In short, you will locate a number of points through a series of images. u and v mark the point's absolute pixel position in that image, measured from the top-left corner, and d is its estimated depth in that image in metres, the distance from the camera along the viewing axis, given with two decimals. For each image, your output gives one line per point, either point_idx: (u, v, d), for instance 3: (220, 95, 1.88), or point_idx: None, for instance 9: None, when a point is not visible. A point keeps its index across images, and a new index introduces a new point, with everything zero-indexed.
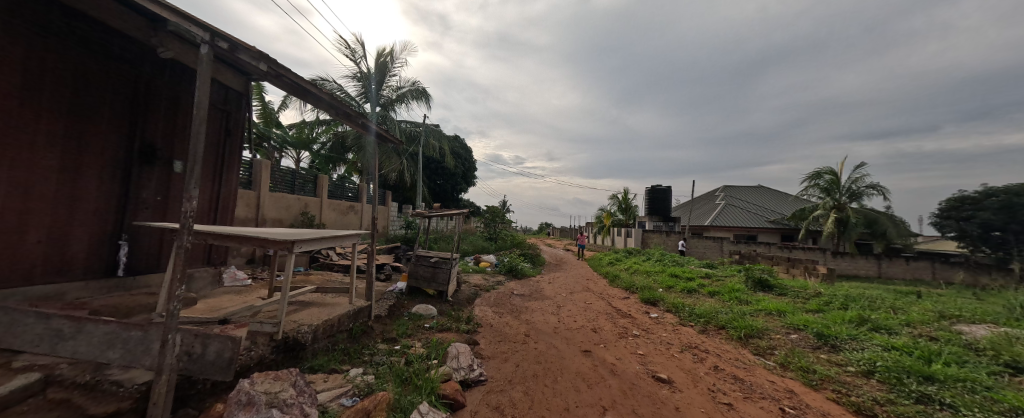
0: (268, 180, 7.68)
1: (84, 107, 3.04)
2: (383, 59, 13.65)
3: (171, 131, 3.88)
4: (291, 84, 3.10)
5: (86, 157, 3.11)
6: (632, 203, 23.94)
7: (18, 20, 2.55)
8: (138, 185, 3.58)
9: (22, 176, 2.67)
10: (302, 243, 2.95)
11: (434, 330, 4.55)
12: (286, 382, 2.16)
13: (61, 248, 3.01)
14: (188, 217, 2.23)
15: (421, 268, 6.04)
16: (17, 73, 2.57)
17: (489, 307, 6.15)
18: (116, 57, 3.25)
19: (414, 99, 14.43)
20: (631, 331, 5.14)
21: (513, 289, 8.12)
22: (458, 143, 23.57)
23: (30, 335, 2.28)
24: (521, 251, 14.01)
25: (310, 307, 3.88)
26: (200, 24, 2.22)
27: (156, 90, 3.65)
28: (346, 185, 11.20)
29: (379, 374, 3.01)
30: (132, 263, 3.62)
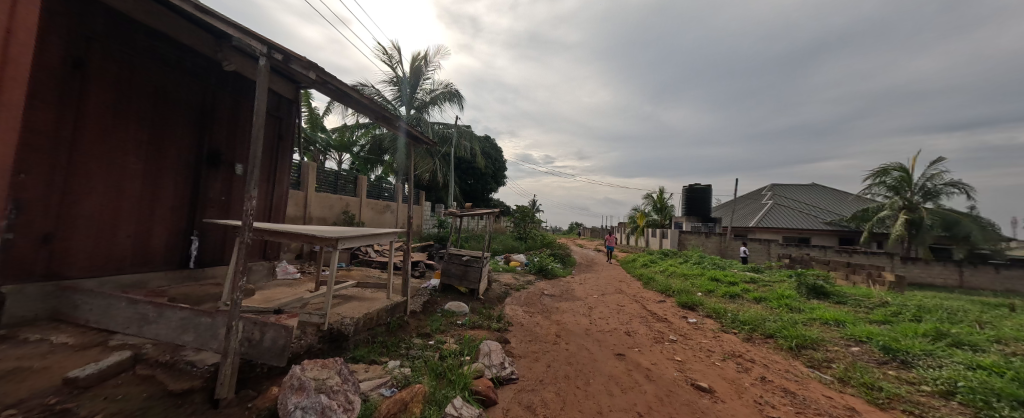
0: (314, 181, 8.24)
1: (163, 117, 3.44)
2: (417, 63, 14.14)
3: (233, 136, 4.28)
4: (336, 90, 3.31)
5: (165, 161, 3.51)
6: (667, 203, 22.99)
7: (111, 43, 2.94)
8: (206, 186, 3.98)
9: (113, 178, 3.07)
10: (345, 240, 3.13)
11: (466, 327, 4.65)
12: (332, 370, 2.31)
13: (145, 242, 3.41)
14: (249, 214, 2.46)
15: (453, 266, 6.19)
16: (110, 89, 2.96)
17: (520, 307, 6.17)
18: (189, 72, 3.64)
19: (446, 101, 14.82)
20: (668, 336, 4.92)
21: (544, 289, 8.09)
22: (488, 144, 23.87)
23: (121, 318, 2.62)
24: (551, 251, 13.92)
25: (352, 301, 4.11)
26: (259, 38, 2.44)
27: (220, 100, 4.04)
28: (383, 185, 11.74)
29: (415, 367, 3.13)
30: (201, 256, 4.02)
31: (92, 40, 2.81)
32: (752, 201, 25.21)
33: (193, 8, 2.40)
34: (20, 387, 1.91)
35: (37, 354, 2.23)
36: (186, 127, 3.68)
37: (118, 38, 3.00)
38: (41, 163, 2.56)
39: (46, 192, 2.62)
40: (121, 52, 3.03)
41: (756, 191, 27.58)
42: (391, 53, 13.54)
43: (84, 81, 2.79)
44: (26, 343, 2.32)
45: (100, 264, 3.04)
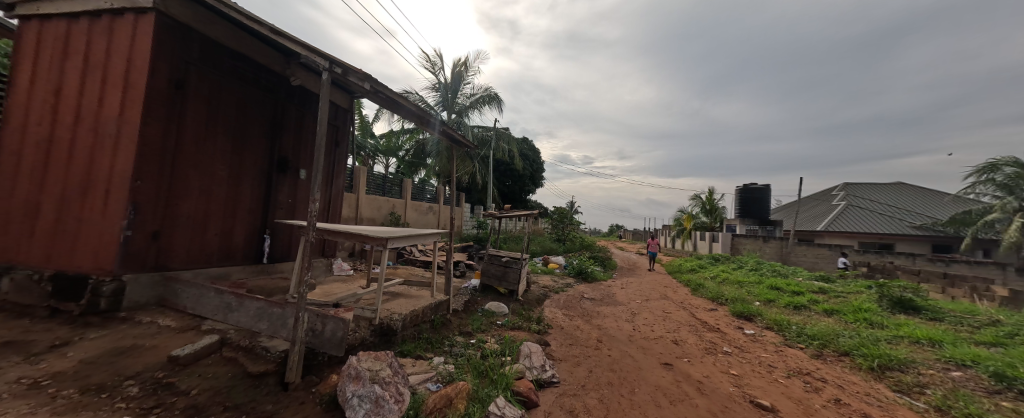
0: (365, 184, 8.82)
1: (243, 129, 3.88)
2: (458, 68, 14.60)
3: (299, 144, 4.71)
4: (387, 98, 3.51)
5: (244, 167, 3.95)
6: (717, 204, 21.53)
7: (203, 66, 3.38)
8: (276, 189, 4.41)
9: (204, 183, 3.52)
10: (394, 240, 3.30)
11: (506, 327, 4.69)
12: (384, 362, 2.46)
13: (228, 239, 3.87)
14: (312, 216, 2.70)
15: (493, 267, 6.29)
16: (202, 106, 3.41)
17: (559, 310, 6.10)
18: (263, 88, 4.08)
19: (486, 104, 15.13)
20: (720, 348, 4.58)
21: (584, 292, 7.93)
22: (526, 145, 24.00)
23: (210, 306, 3.00)
24: (590, 254, 13.63)
25: (399, 298, 4.34)
26: (322, 55, 2.67)
27: (288, 112, 4.47)
28: (425, 187, 12.25)
29: (458, 364, 3.22)
30: (272, 253, 4.47)
31: (189, 64, 3.26)
32: (818, 202, 22.71)
33: (270, 31, 2.69)
34: (138, 362, 2.28)
35: (149, 334, 2.64)
36: (260, 136, 4.12)
37: (209, 62, 3.45)
38: (152, 171, 3.01)
39: (156, 195, 3.08)
40: (211, 74, 3.47)
41: (824, 191, 24.81)
42: (433, 60, 14.11)
43: (183, 100, 3.23)
44: (141, 325, 2.75)
45: (194, 258, 3.51)
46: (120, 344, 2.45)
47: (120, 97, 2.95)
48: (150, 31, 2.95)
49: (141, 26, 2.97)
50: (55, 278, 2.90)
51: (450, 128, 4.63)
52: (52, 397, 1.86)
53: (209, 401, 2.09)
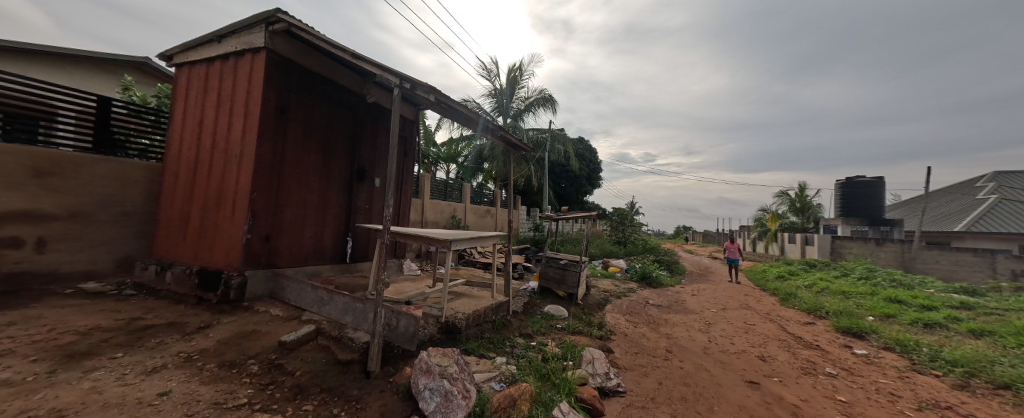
0: (428, 190, 9.38)
1: (330, 144, 4.41)
2: (513, 73, 14.89)
3: (376, 155, 5.19)
4: (449, 108, 3.71)
5: (331, 178, 4.48)
6: (809, 201, 19.10)
7: (300, 92, 3.95)
8: (357, 196, 4.91)
9: (301, 193, 4.07)
10: (457, 242, 3.47)
11: (566, 332, 4.61)
12: (451, 359, 2.58)
13: (319, 242, 4.40)
14: (387, 221, 2.96)
15: (552, 270, 6.24)
16: (299, 126, 3.97)
17: (622, 315, 5.80)
18: (346, 106, 4.59)
19: (540, 106, 15.17)
20: (821, 369, 3.93)
21: (649, 298, 7.43)
22: (582, 145, 23.46)
23: (307, 299, 3.45)
24: (655, 257, 12.76)
25: (462, 298, 4.53)
26: (394, 73, 2.93)
27: (366, 126, 4.96)
28: (483, 192, 12.65)
29: (520, 366, 3.24)
30: (353, 253, 4.97)
31: (290, 91, 3.83)
32: (954, 196, 18.37)
33: (351, 56, 3.04)
34: (256, 345, 2.71)
35: (264, 321, 3.14)
36: (344, 150, 4.64)
37: (305, 88, 4.01)
38: (263, 184, 3.59)
39: (267, 204, 3.67)
40: (306, 98, 4.03)
41: (962, 183, 20.05)
42: (490, 67, 14.57)
43: (286, 122, 3.82)
44: (259, 313, 3.28)
45: (294, 257, 4.07)
46: (244, 329, 2.94)
47: (242, 124, 3.59)
48: (263, 67, 3.56)
49: (256, 63, 3.59)
50: (200, 273, 3.61)
51: (507, 132, 4.70)
52: (200, 368, 2.31)
53: (308, 383, 2.40)
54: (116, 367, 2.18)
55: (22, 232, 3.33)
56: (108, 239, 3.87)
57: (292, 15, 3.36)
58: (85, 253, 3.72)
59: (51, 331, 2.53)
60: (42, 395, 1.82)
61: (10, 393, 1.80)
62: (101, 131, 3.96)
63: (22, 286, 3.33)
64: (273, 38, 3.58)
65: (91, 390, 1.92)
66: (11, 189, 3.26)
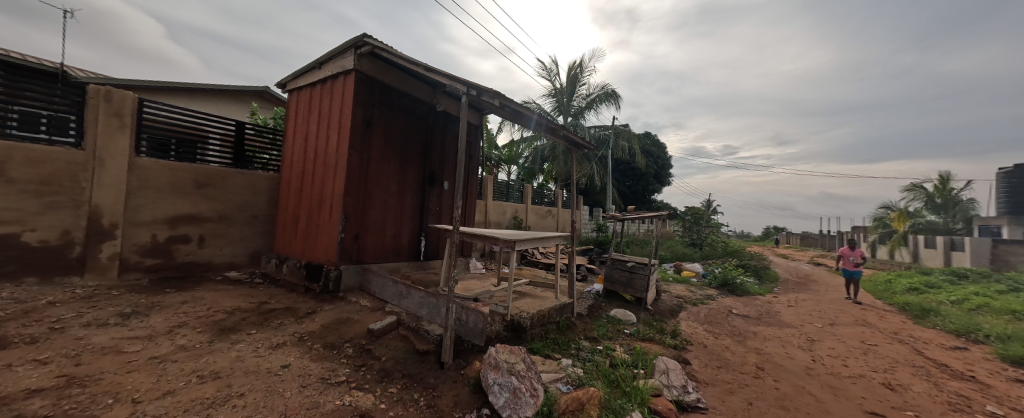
0: (491, 191, 9.69)
1: (406, 152, 4.81)
2: (574, 71, 14.62)
3: (445, 160, 5.51)
4: (513, 111, 3.77)
5: (407, 182, 4.89)
6: (954, 195, 15.21)
7: (381, 105, 4.41)
8: (429, 199, 5.27)
9: (382, 196, 4.52)
10: (520, 242, 3.51)
11: (635, 337, 4.36)
12: (518, 356, 2.63)
13: (398, 241, 4.83)
14: (456, 221, 3.14)
15: (618, 272, 5.96)
16: (380, 137, 4.43)
17: (700, 325, 5.27)
18: (419, 116, 4.97)
19: (603, 103, 14.66)
20: (979, 407, 3.10)
21: (731, 307, 6.66)
22: (649, 140, 22.05)
23: (389, 292, 3.81)
24: (738, 261, 11.38)
25: (526, 297, 4.58)
26: (462, 81, 3.09)
27: (436, 133, 5.28)
28: (544, 192, 12.66)
29: (587, 369, 3.15)
30: (427, 252, 5.34)
31: (373, 106, 4.30)
32: None
33: (425, 69, 3.29)
34: (350, 330, 3.09)
35: (356, 311, 3.56)
36: (418, 156, 5.02)
37: (385, 102, 4.46)
38: (353, 189, 4.09)
39: (356, 207, 4.17)
40: (386, 111, 4.48)
41: None
42: (550, 67, 14.54)
43: (370, 134, 4.29)
44: (351, 304, 3.72)
45: (378, 254, 4.53)
46: (341, 316, 3.37)
47: (338, 138, 4.15)
48: (353, 86, 4.06)
49: (348, 84, 4.12)
50: (307, 266, 4.25)
51: (570, 131, 4.60)
52: (310, 348, 2.72)
53: (392, 368, 2.65)
54: (252, 341, 2.69)
55: (189, 230, 4.29)
56: (243, 237, 4.77)
57: (376, 39, 3.78)
58: (228, 248, 4.64)
59: (208, 309, 3.21)
60: (206, 359, 2.33)
61: (186, 355, 2.34)
62: (238, 149, 4.86)
63: (189, 273, 4.28)
64: (360, 61, 4.06)
65: (236, 357, 2.40)
66: (183, 198, 4.23)
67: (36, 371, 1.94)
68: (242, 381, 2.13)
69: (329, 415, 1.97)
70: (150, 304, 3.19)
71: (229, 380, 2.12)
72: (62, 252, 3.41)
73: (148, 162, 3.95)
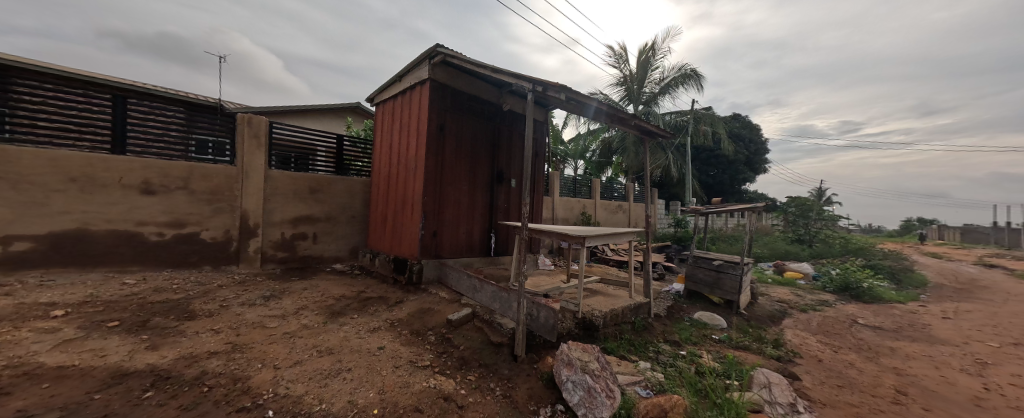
0: (557, 187, 9.59)
1: (475, 152, 5.03)
2: (646, 54, 13.62)
3: (512, 158, 5.60)
4: (580, 103, 3.65)
5: (478, 181, 5.11)
6: None
7: (453, 110, 4.69)
8: (498, 197, 5.42)
9: (455, 196, 4.80)
10: (590, 238, 3.40)
11: (725, 344, 3.89)
12: (592, 355, 2.58)
13: (470, 237, 5.07)
14: (524, 217, 3.19)
15: (701, 271, 5.40)
16: (453, 139, 4.71)
17: (812, 335, 4.47)
18: (487, 117, 5.14)
19: (679, 85, 13.40)
20: None
21: (854, 315, 5.51)
22: (738, 123, 19.45)
23: (464, 286, 4.04)
24: (863, 261, 9.35)
25: (598, 295, 4.44)
26: (528, 78, 3.12)
27: (503, 132, 5.39)
28: (613, 186, 12.11)
29: (669, 375, 2.92)
30: (498, 248, 5.50)
31: (446, 111, 4.60)
32: None
33: (491, 70, 3.39)
34: (432, 320, 3.37)
35: (436, 302, 3.86)
36: (487, 156, 5.20)
37: (456, 106, 4.73)
38: (430, 190, 4.45)
39: (434, 206, 4.52)
40: (457, 115, 4.75)
41: None
42: (618, 54, 13.75)
43: (444, 138, 4.61)
44: (432, 295, 4.05)
45: (453, 250, 4.83)
46: (424, 306, 3.69)
47: (417, 143, 4.56)
48: (428, 94, 4.41)
49: (424, 93, 4.48)
50: (394, 260, 4.75)
51: (643, 119, 4.27)
52: (399, 333, 3.05)
53: (469, 357, 2.82)
54: (355, 324, 3.11)
55: (306, 229, 5.14)
56: (344, 234, 5.55)
57: (447, 48, 4.04)
58: (334, 244, 5.45)
59: (322, 295, 3.82)
60: (322, 336, 2.77)
61: (308, 332, 2.82)
62: (339, 158, 5.64)
63: (308, 264, 5.14)
64: (434, 70, 4.39)
65: (344, 337, 2.81)
66: (301, 202, 5.08)
67: (214, 337, 2.55)
68: (350, 358, 2.48)
69: (417, 394, 2.17)
70: (282, 289, 3.92)
71: (340, 356, 2.49)
72: (224, 247, 4.40)
73: (277, 173, 4.85)
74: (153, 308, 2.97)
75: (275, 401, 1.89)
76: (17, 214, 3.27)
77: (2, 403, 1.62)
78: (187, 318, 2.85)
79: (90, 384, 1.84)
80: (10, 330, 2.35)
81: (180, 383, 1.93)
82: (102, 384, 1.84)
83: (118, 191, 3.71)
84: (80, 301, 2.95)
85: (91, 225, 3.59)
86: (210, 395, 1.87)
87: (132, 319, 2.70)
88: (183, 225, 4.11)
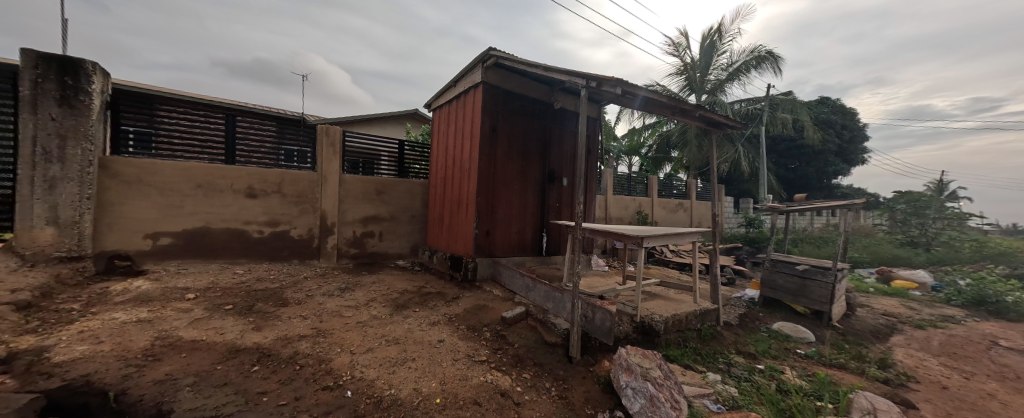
0: (611, 185, 9.22)
1: (526, 152, 5.05)
2: (710, 39, 12.49)
3: (563, 156, 5.52)
4: (639, 97, 3.44)
5: (529, 181, 5.12)
6: None
7: (505, 111, 4.77)
8: (549, 196, 5.37)
9: (506, 196, 4.87)
10: (649, 239, 3.20)
11: (813, 360, 3.41)
12: (653, 362, 2.44)
13: (522, 237, 5.10)
14: (578, 217, 3.12)
15: (781, 276, 4.79)
16: (505, 140, 4.79)
17: (932, 357, 3.72)
18: (538, 117, 5.14)
19: (751, 70, 12.07)
20: None
21: (993, 336, 4.46)
22: (825, 108, 16.95)
23: (517, 284, 4.07)
24: (1006, 270, 7.53)
25: (658, 299, 4.18)
26: (581, 75, 3.04)
27: (554, 132, 5.34)
28: (673, 183, 11.34)
29: (744, 390, 2.64)
30: (550, 248, 5.45)
31: (498, 112, 4.69)
32: None
33: (543, 70, 3.37)
34: (487, 316, 3.46)
35: (490, 299, 3.96)
36: (538, 156, 5.19)
37: (508, 107, 4.80)
38: (483, 190, 4.58)
39: (487, 206, 4.63)
40: (509, 116, 4.81)
41: None
42: (678, 41, 12.81)
43: (496, 139, 4.70)
44: (486, 293, 4.15)
45: (506, 249, 4.91)
46: (479, 303, 3.80)
47: (471, 145, 4.73)
48: (481, 97, 4.54)
49: (478, 96, 4.63)
50: (451, 257, 4.97)
51: (709, 109, 3.91)
52: (456, 328, 3.18)
53: (524, 355, 2.84)
54: (416, 317, 3.31)
55: (373, 228, 5.61)
56: (406, 232, 5.95)
57: (499, 50, 4.12)
58: (398, 241, 5.86)
59: (388, 288, 4.14)
60: (389, 327, 3.00)
61: (377, 322, 3.08)
62: (400, 162, 6.05)
63: (375, 260, 5.61)
64: (486, 73, 4.51)
65: (408, 329, 3.01)
66: (369, 203, 5.56)
67: (302, 322, 2.91)
68: (413, 348, 2.65)
69: (476, 388, 2.25)
70: (355, 282, 4.32)
71: (404, 346, 2.67)
72: (308, 243, 5.00)
73: (349, 177, 5.36)
74: (256, 295, 3.48)
75: (352, 383, 2.09)
76: (162, 215, 4.06)
77: (156, 367, 2.02)
78: (282, 304, 3.29)
79: (214, 356, 2.21)
80: (159, 308, 2.93)
81: (278, 361, 2.24)
82: (223, 357, 2.20)
83: (230, 195, 4.41)
84: (205, 287, 3.57)
85: (211, 224, 4.32)
86: (301, 372, 2.13)
87: (241, 303, 3.20)
88: (277, 224, 4.74)
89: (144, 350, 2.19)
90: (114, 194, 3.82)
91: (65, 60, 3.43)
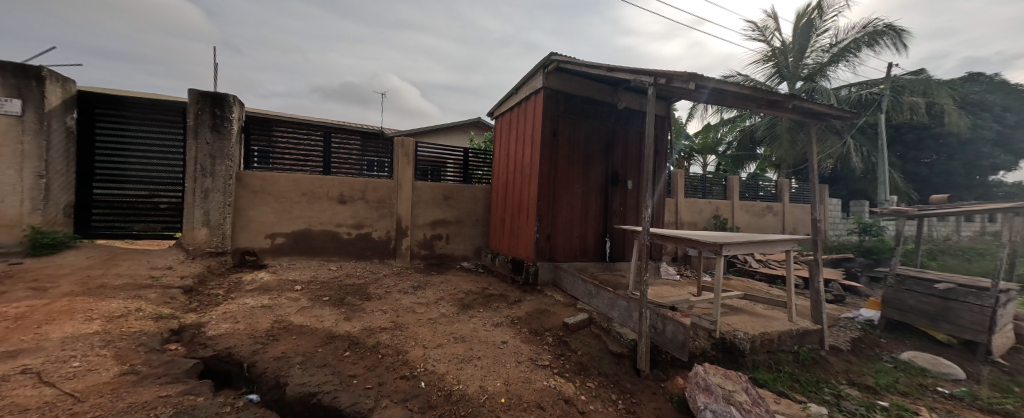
0: (682, 187, 8.51)
1: (588, 155, 4.94)
2: (806, 17, 10.85)
3: (628, 158, 5.27)
4: (716, 90, 3.12)
5: (591, 184, 4.99)
6: None
7: (567, 114, 4.73)
8: (613, 200, 5.16)
9: (567, 199, 4.80)
10: (730, 246, 2.88)
11: (962, 402, 2.71)
12: (738, 385, 2.18)
13: (583, 241, 4.97)
14: (645, 221, 2.95)
15: (910, 295, 3.90)
16: (566, 143, 4.75)
17: None
18: (601, 118, 4.99)
19: (862, 48, 10.17)
20: None
21: None
22: (974, 85, 13.47)
23: (580, 290, 3.97)
24: None
25: (742, 313, 3.72)
26: (648, 72, 2.89)
27: (618, 132, 5.13)
28: (758, 184, 10.02)
29: None
30: (613, 253, 5.21)
31: (559, 116, 4.67)
32: None
33: (607, 70, 3.28)
34: (549, 321, 3.44)
35: (553, 304, 3.94)
36: (600, 158, 5.03)
37: (570, 110, 4.76)
38: (544, 194, 4.59)
39: (548, 210, 4.63)
40: (570, 118, 4.76)
41: None
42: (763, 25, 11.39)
43: (557, 143, 4.69)
44: (548, 297, 4.14)
45: (567, 254, 4.84)
46: (540, 308, 3.80)
47: (532, 151, 4.78)
48: (543, 102, 4.58)
49: (539, 101, 4.68)
50: (513, 261, 5.07)
51: (806, 98, 3.39)
52: (518, 330, 3.23)
53: (588, 363, 2.75)
54: (480, 317, 3.44)
55: (441, 231, 5.99)
56: (470, 235, 6.23)
57: (560, 54, 4.12)
58: (463, 244, 6.17)
59: (455, 288, 4.37)
60: (456, 325, 3.17)
61: (445, 320, 3.27)
62: (465, 168, 6.37)
63: (443, 261, 5.97)
64: (547, 78, 4.53)
65: (473, 328, 3.14)
66: (438, 207, 5.96)
67: (382, 316, 3.23)
68: (479, 347, 2.76)
69: (539, 392, 2.25)
70: (426, 281, 4.66)
71: (470, 344, 2.80)
72: (386, 244, 5.53)
73: (419, 184, 5.82)
74: (345, 289, 3.96)
75: (425, 375, 2.25)
76: (277, 218, 4.87)
77: (276, 345, 2.43)
78: (366, 298, 3.70)
79: (316, 340, 2.58)
80: (276, 296, 3.52)
81: (365, 349, 2.52)
82: (322, 341, 2.56)
83: (325, 202, 5.11)
84: (307, 280, 4.18)
85: (312, 226, 5.05)
86: (383, 361, 2.37)
87: (335, 296, 3.68)
88: (361, 227, 5.35)
89: (267, 331, 2.65)
90: (244, 201, 4.69)
91: (214, 96, 4.34)
